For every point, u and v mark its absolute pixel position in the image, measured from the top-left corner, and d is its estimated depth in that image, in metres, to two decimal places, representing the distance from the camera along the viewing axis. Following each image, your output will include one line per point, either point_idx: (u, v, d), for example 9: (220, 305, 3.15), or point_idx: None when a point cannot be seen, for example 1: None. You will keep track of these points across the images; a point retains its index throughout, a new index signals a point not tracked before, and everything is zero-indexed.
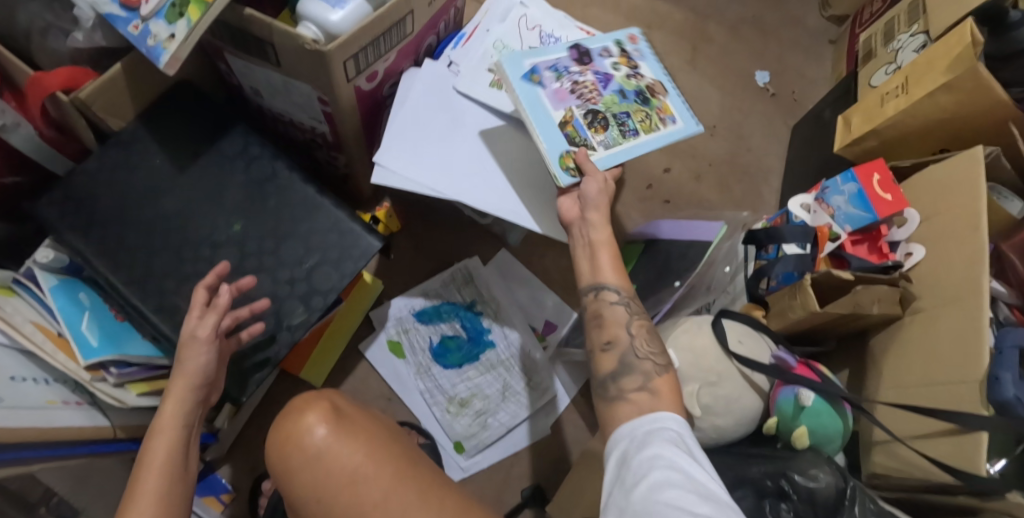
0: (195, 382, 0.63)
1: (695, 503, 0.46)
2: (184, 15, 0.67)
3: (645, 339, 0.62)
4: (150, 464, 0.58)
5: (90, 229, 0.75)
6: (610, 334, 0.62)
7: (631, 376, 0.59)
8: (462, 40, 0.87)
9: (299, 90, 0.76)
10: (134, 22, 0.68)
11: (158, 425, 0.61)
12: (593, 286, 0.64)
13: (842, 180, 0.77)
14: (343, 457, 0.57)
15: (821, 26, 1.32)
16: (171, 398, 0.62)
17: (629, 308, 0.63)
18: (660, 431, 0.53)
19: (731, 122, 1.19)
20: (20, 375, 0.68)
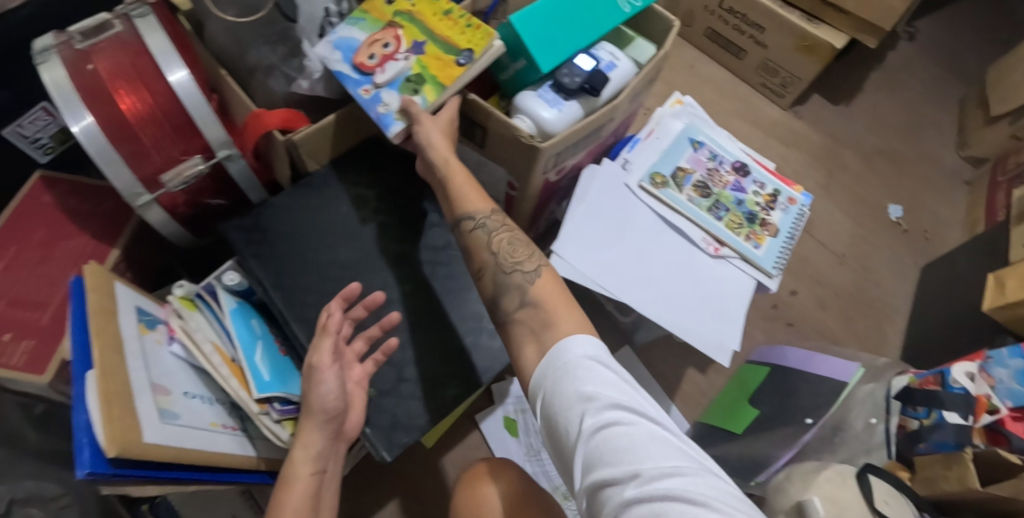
0: (324, 421, 0.66)
1: (649, 456, 0.44)
2: (417, 92, 0.71)
3: (508, 251, 0.63)
4: (284, 506, 0.62)
5: (272, 262, 0.79)
6: (479, 261, 0.65)
7: (512, 295, 0.60)
8: (638, 145, 0.90)
9: (492, 171, 0.81)
10: (367, 87, 0.72)
11: (291, 472, 0.64)
12: (455, 220, 0.67)
13: (1009, 354, 0.76)
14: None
15: (956, 166, 1.32)
16: (303, 442, 0.65)
17: (489, 228, 0.66)
18: (578, 372, 0.50)
19: (860, 253, 1.19)
20: (190, 391, 0.70)
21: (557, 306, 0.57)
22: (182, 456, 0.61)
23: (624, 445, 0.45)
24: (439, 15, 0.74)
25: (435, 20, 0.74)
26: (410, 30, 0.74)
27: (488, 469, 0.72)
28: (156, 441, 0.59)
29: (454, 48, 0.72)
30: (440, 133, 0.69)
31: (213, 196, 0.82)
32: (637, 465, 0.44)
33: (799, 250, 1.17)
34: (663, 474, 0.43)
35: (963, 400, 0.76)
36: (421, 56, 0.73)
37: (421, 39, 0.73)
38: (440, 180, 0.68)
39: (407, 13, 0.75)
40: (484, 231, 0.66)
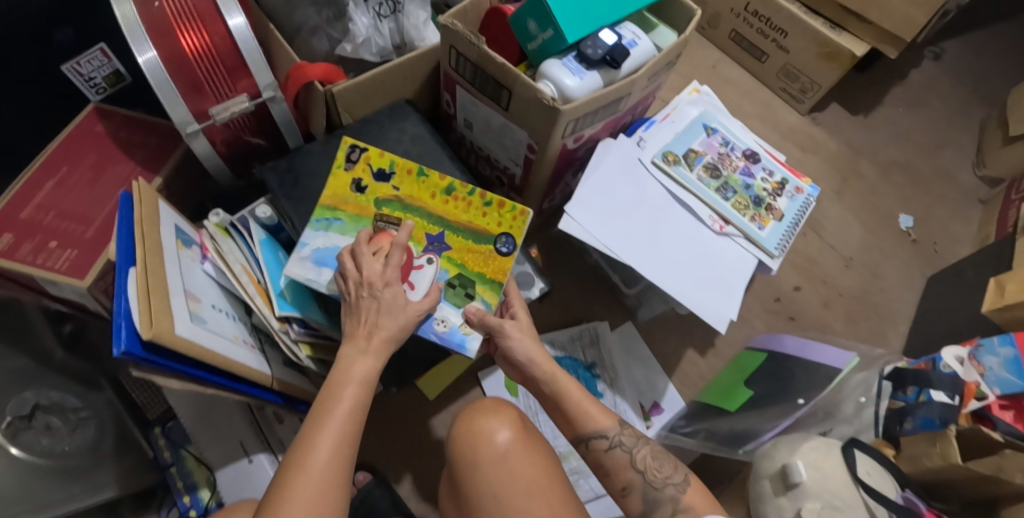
0: (389, 338, 0.64)
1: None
2: (472, 296, 0.77)
3: (655, 468, 0.66)
4: (340, 401, 0.59)
5: (303, 201, 0.84)
6: (623, 481, 0.67)
7: (663, 509, 0.64)
8: (654, 124, 0.94)
9: (514, 134, 0.86)
10: (406, 304, 0.73)
11: (349, 371, 0.61)
12: (589, 434, 0.68)
13: (999, 342, 0.78)
14: (523, 467, 0.64)
15: (972, 185, 1.32)
16: (371, 347, 0.63)
17: (629, 449, 0.68)
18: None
19: (869, 259, 1.20)
20: (217, 306, 0.75)
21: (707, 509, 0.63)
22: (206, 355, 0.65)
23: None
24: (438, 196, 0.81)
25: (445, 207, 0.81)
26: (420, 231, 0.79)
27: (490, 406, 0.70)
28: (185, 336, 0.63)
29: (488, 236, 0.80)
30: (531, 337, 0.74)
31: (254, 135, 0.87)
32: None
33: (808, 251, 1.19)
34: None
35: (951, 381, 0.77)
36: (450, 253, 0.79)
37: (442, 237, 0.80)
38: (555, 394, 0.71)
39: (393, 200, 0.81)
40: (623, 450, 0.67)
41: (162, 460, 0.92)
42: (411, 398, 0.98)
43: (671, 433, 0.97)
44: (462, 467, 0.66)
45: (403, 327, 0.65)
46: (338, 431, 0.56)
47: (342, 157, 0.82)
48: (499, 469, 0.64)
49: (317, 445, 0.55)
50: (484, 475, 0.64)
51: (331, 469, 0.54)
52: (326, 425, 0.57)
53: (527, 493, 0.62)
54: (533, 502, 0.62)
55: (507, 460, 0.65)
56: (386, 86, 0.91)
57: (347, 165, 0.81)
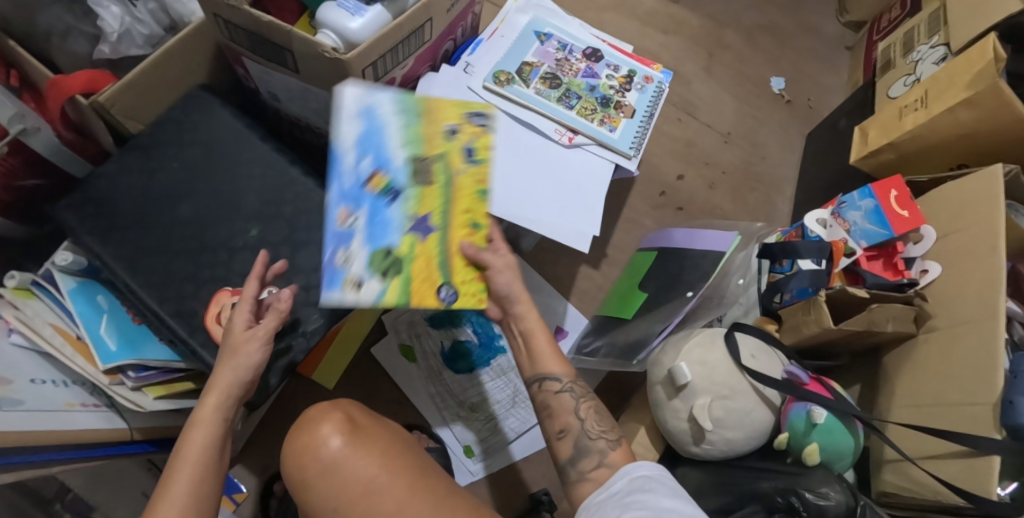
0: (235, 380, 0.61)
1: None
2: (382, 275, 0.59)
3: (596, 420, 0.61)
4: (185, 453, 0.56)
5: (108, 232, 0.75)
6: (561, 423, 0.61)
7: (588, 458, 0.59)
8: (479, 45, 0.88)
9: (319, 97, 0.78)
10: (344, 209, 0.60)
11: (198, 414, 0.58)
12: (535, 376, 0.63)
13: (859, 196, 0.76)
14: (359, 468, 0.59)
15: (836, 33, 1.27)
16: (215, 389, 0.60)
17: (575, 392, 0.62)
18: (635, 484, 0.53)
19: (746, 129, 1.18)
20: (39, 377, 0.69)
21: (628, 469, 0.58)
22: (28, 438, 0.60)
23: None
24: (477, 204, 0.64)
25: (455, 224, 0.63)
26: (435, 206, 0.63)
27: (316, 412, 0.63)
28: None
29: (447, 272, 0.62)
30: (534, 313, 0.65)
31: (27, 176, 0.77)
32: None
33: (685, 135, 1.15)
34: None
35: (817, 247, 0.76)
36: (416, 243, 0.61)
37: (432, 236, 0.62)
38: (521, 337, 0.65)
39: (446, 165, 0.64)
40: (571, 395, 0.62)
41: None
42: (311, 393, 0.93)
43: (577, 354, 0.95)
44: (298, 486, 0.62)
45: (247, 374, 0.62)
46: (187, 484, 0.54)
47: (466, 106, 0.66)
48: (332, 480, 0.59)
49: (167, 493, 0.53)
50: (321, 491, 0.60)
51: None
52: (172, 480, 0.54)
53: (370, 496, 0.58)
54: (381, 501, 0.58)
55: (339, 468, 0.60)
56: (169, 75, 0.80)
57: (469, 118, 0.66)
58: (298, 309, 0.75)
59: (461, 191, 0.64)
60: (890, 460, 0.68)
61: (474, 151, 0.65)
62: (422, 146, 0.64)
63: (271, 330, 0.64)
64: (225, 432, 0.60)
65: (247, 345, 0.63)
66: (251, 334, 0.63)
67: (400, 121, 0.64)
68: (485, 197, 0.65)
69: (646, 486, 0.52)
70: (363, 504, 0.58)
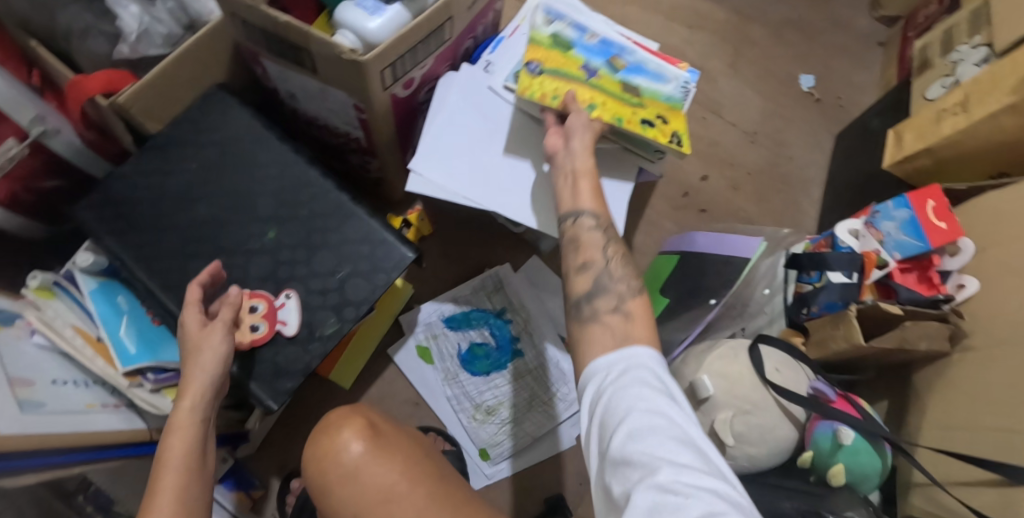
0: (208, 376, 0.63)
1: (676, 448, 0.46)
2: (562, 43, 0.83)
3: (621, 264, 0.63)
4: (169, 459, 0.58)
5: (128, 234, 0.76)
6: (586, 256, 0.63)
7: (606, 297, 0.60)
8: (500, 44, 0.86)
9: (336, 97, 0.77)
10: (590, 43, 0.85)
11: (175, 421, 0.60)
12: (570, 211, 0.66)
13: (893, 206, 0.74)
14: (379, 475, 0.58)
15: (868, 28, 1.22)
16: (189, 392, 0.61)
17: (606, 233, 0.65)
18: (632, 371, 0.52)
19: (773, 129, 1.14)
20: (60, 378, 0.70)
21: (644, 326, 0.58)
22: (49, 441, 0.61)
23: (653, 426, 0.47)
24: (614, 115, 0.78)
25: (602, 98, 0.79)
26: (609, 83, 0.82)
27: (336, 417, 0.62)
28: (16, 431, 0.58)
29: (555, 73, 0.80)
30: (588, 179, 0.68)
31: (49, 177, 0.77)
32: (664, 455, 0.46)
33: (709, 134, 1.12)
34: (689, 472, 0.44)
35: (848, 258, 0.73)
36: (581, 70, 0.82)
37: (585, 78, 0.81)
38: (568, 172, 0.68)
39: (637, 101, 0.82)
40: (599, 232, 0.64)
41: None
42: (325, 392, 0.93)
43: None
44: (318, 489, 0.60)
45: (217, 369, 0.64)
46: (173, 489, 0.56)
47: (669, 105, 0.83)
48: (352, 487, 0.58)
49: (157, 499, 0.55)
50: (341, 496, 0.59)
51: None
52: (160, 488, 0.55)
53: (389, 503, 0.57)
54: (399, 509, 0.57)
55: (359, 474, 0.58)
56: (187, 76, 0.79)
57: (659, 119, 0.81)
58: (314, 313, 0.74)
59: (613, 103, 0.80)
60: (919, 484, 0.66)
61: (661, 121, 0.81)
62: (642, 94, 0.83)
63: (228, 322, 0.67)
64: (205, 431, 0.61)
65: (208, 340, 0.65)
66: (209, 329, 0.66)
67: (663, 81, 0.87)
68: (619, 122, 0.78)
69: (643, 376, 0.51)
70: (381, 511, 0.57)
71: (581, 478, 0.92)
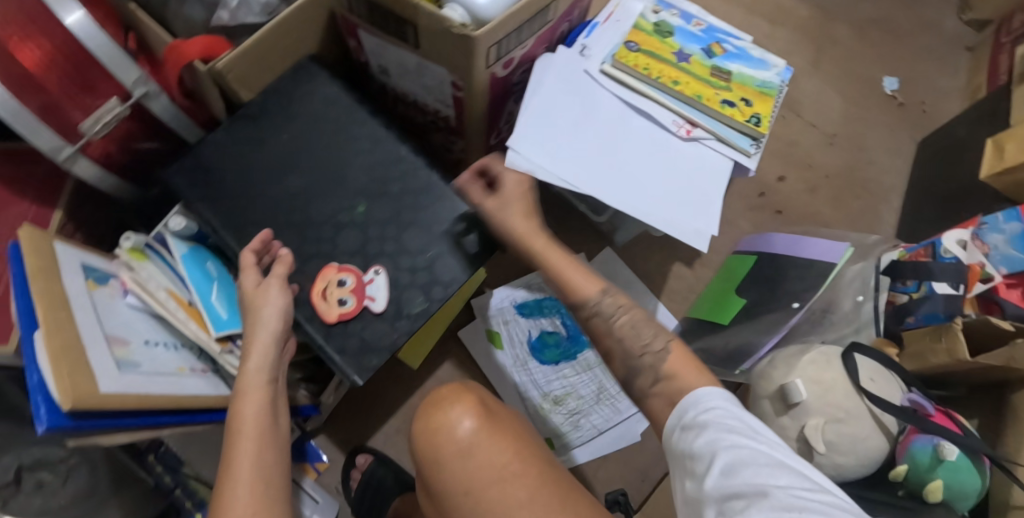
0: (271, 336, 0.64)
1: (775, 476, 0.44)
2: (660, 26, 0.85)
3: (634, 337, 0.61)
4: (243, 422, 0.58)
5: (219, 200, 0.76)
6: (606, 347, 0.63)
7: (645, 375, 0.58)
8: (595, 28, 0.85)
9: (434, 73, 0.75)
10: (690, 29, 0.87)
11: (243, 385, 0.61)
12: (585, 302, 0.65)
13: (1004, 218, 0.71)
14: (494, 453, 0.58)
15: (956, 31, 1.18)
16: (253, 356, 0.62)
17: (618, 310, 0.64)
18: (706, 415, 0.50)
19: (854, 132, 1.11)
20: (152, 339, 0.70)
21: (693, 374, 0.56)
22: (145, 401, 0.61)
23: (744, 459, 0.46)
24: (694, 94, 0.80)
25: (687, 78, 0.81)
26: (700, 65, 0.83)
27: (448, 392, 0.63)
28: (116, 390, 0.58)
29: (646, 48, 0.83)
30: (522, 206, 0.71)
31: (144, 139, 0.78)
32: (766, 482, 0.44)
33: (788, 134, 1.10)
34: (794, 490, 0.43)
35: (954, 269, 0.73)
36: (673, 51, 0.84)
37: (676, 59, 0.83)
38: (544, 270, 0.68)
39: (725, 86, 0.82)
40: (604, 318, 0.64)
41: (164, 485, 0.85)
42: (394, 371, 0.93)
43: None
44: (427, 465, 0.61)
45: (279, 328, 0.65)
46: (250, 452, 0.56)
47: (758, 95, 0.83)
48: (466, 463, 0.58)
49: (235, 461, 0.55)
50: (453, 474, 0.59)
51: (249, 493, 0.53)
52: (238, 452, 0.56)
53: (503, 482, 0.57)
54: (512, 489, 0.57)
55: (474, 451, 0.59)
56: (283, 44, 0.79)
57: (744, 104, 0.81)
58: (402, 290, 0.74)
59: (696, 84, 0.81)
60: (1016, 506, 0.64)
61: (744, 104, 0.81)
62: (732, 79, 0.83)
63: (282, 278, 0.68)
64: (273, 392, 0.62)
65: (265, 300, 0.66)
66: (265, 288, 0.67)
67: (768, 69, 0.86)
68: (697, 101, 0.80)
69: (713, 421, 0.49)
70: (496, 490, 0.57)
71: (645, 473, 0.92)
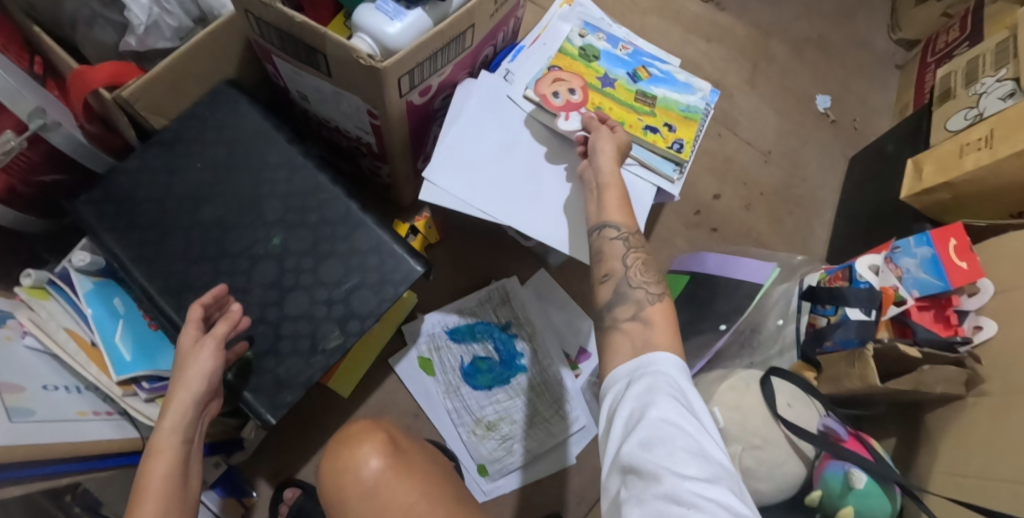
0: (196, 394, 0.59)
1: (688, 467, 0.45)
2: (586, 50, 0.85)
3: (641, 271, 0.62)
4: (148, 488, 0.54)
5: (128, 232, 0.73)
6: (607, 267, 0.63)
7: (625, 306, 0.59)
8: (520, 52, 0.84)
9: (350, 101, 0.74)
10: (618, 52, 0.87)
11: (156, 444, 0.56)
12: (597, 225, 0.66)
13: (915, 242, 0.72)
14: (398, 493, 0.59)
15: (886, 50, 1.21)
16: (171, 414, 0.57)
17: (629, 243, 0.64)
18: (655, 381, 0.51)
19: (788, 148, 1.12)
20: (52, 383, 0.67)
21: (664, 332, 0.57)
22: (40, 452, 0.58)
23: (665, 437, 0.47)
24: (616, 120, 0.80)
25: (610, 104, 0.81)
26: (625, 90, 0.83)
27: (356, 431, 0.63)
28: (7, 441, 0.55)
29: (571, 73, 0.83)
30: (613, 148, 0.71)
31: (48, 171, 0.75)
32: (670, 465, 0.45)
33: (724, 151, 1.11)
34: (694, 483, 0.44)
35: (866, 295, 0.72)
36: (598, 75, 0.84)
37: (601, 83, 0.83)
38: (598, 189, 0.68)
39: (649, 110, 0.83)
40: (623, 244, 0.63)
41: None
42: (325, 399, 0.91)
43: None
44: (334, 505, 0.62)
45: (207, 389, 0.60)
46: None
47: (680, 119, 0.83)
48: (372, 504, 0.59)
49: None
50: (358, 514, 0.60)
51: None
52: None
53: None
54: None
55: (378, 492, 0.60)
56: (195, 69, 0.76)
57: (669, 130, 0.82)
58: (317, 324, 0.72)
59: (619, 110, 0.81)
60: None
61: (666, 129, 0.82)
62: (656, 104, 0.84)
63: (220, 337, 0.62)
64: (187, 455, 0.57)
65: (195, 357, 0.61)
66: (199, 345, 0.61)
67: (694, 93, 0.86)
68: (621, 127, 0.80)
69: (665, 390, 0.50)
70: None
71: (581, 496, 0.91)
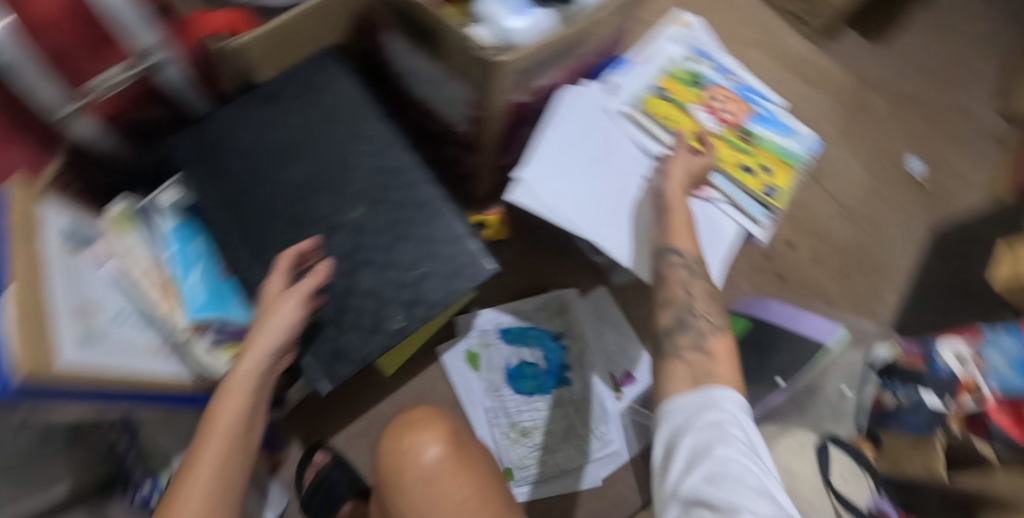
0: (274, 343, 0.59)
1: (757, 504, 0.44)
2: (692, 78, 0.84)
3: (703, 301, 0.64)
4: (216, 423, 0.53)
5: (216, 180, 0.74)
6: (669, 295, 0.65)
7: (685, 334, 0.61)
8: (626, 67, 0.83)
9: (453, 89, 0.73)
10: (724, 85, 0.86)
11: (231, 383, 0.56)
12: (661, 248, 0.68)
13: (1006, 337, 0.70)
14: (455, 483, 0.58)
15: (990, 122, 1.16)
16: (248, 358, 0.58)
17: (694, 272, 0.66)
18: (717, 416, 0.50)
19: (871, 207, 1.08)
20: (125, 314, 0.69)
21: (725, 364, 0.58)
22: (107, 379, 0.59)
23: (733, 474, 0.46)
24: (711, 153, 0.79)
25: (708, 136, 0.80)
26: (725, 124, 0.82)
27: (419, 419, 0.63)
28: (79, 363, 0.56)
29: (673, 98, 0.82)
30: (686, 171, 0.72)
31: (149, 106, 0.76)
32: (740, 504, 0.44)
33: (804, 200, 1.08)
34: None
35: (943, 381, 0.71)
36: (700, 105, 0.82)
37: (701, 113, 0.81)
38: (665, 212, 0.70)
39: (748, 149, 0.81)
40: (686, 271, 0.66)
41: None
42: (367, 375, 0.92)
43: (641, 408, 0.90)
44: (387, 487, 0.61)
45: (285, 340, 0.60)
46: (212, 460, 0.51)
47: (778, 163, 0.81)
48: (428, 489, 0.58)
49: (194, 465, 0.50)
50: (411, 499, 0.59)
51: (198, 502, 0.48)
52: (199, 453, 0.51)
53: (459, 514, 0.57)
54: None
55: (436, 479, 0.59)
56: (307, 31, 0.77)
57: (764, 172, 0.80)
58: (382, 305, 0.72)
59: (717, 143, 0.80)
60: None
61: (762, 171, 0.80)
62: (755, 143, 0.82)
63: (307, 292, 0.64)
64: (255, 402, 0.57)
65: (278, 307, 0.62)
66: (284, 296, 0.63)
67: (795, 138, 0.84)
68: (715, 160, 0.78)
69: (728, 428, 0.49)
70: None
71: None
